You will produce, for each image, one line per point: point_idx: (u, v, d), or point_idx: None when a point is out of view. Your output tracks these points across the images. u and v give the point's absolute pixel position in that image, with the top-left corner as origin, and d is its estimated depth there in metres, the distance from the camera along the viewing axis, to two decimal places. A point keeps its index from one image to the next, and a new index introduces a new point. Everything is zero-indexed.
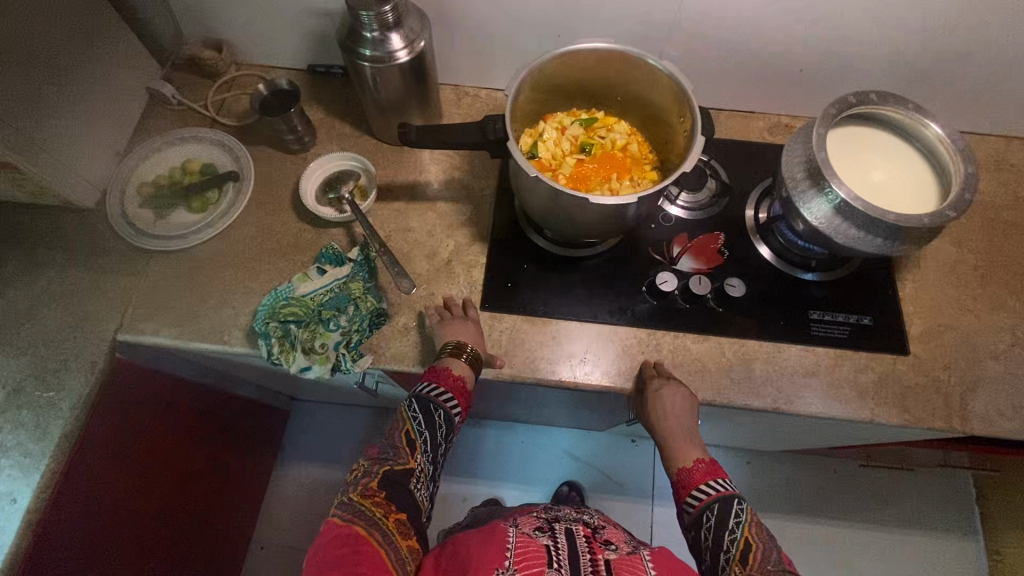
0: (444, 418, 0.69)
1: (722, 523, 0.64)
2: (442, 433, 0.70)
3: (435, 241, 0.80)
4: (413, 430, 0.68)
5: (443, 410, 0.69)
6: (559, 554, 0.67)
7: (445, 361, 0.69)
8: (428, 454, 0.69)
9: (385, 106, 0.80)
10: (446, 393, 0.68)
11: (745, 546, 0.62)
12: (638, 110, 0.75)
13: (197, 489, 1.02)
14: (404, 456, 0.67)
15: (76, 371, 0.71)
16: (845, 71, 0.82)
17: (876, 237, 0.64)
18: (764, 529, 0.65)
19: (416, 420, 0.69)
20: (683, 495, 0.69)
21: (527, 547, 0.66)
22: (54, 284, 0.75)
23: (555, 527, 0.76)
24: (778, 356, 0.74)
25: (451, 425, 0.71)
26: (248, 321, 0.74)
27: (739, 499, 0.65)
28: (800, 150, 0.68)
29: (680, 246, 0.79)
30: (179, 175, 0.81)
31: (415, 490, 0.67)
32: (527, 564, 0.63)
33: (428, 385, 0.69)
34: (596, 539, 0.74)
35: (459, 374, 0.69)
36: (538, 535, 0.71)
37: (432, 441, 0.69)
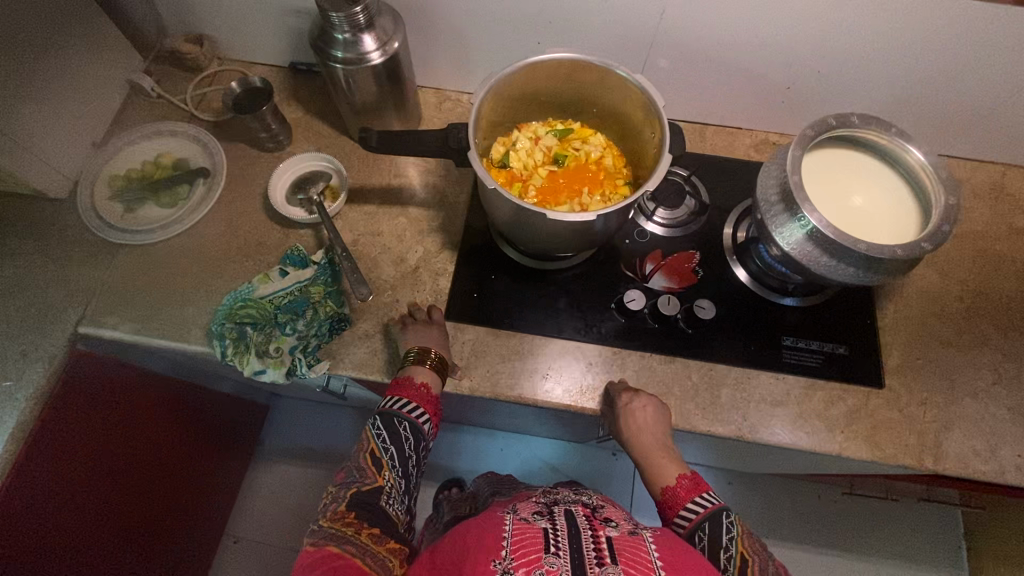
0: (411, 429, 0.68)
1: (716, 544, 0.61)
2: (409, 445, 0.68)
3: (404, 246, 0.79)
4: (380, 449, 0.67)
5: (410, 422, 0.67)
6: (559, 536, 0.57)
7: (408, 372, 0.67)
8: (398, 469, 0.67)
9: (360, 108, 0.79)
10: (410, 404, 0.67)
11: (742, 565, 0.60)
12: (614, 123, 0.73)
13: (163, 483, 1.02)
14: (371, 476, 0.66)
15: (36, 362, 0.71)
16: (835, 90, 0.79)
17: (848, 266, 0.61)
18: (756, 539, 0.64)
19: (380, 438, 0.67)
20: (671, 515, 0.65)
21: (524, 533, 0.57)
22: (21, 272, 0.75)
23: (554, 508, 0.65)
24: (747, 382, 0.71)
25: (421, 436, 0.69)
26: (209, 319, 0.73)
27: (727, 512, 0.63)
28: (776, 172, 0.65)
29: (653, 263, 0.77)
30: (151, 169, 0.81)
31: (387, 505, 0.65)
32: (523, 552, 0.54)
33: (392, 399, 0.68)
34: (598, 516, 0.63)
35: (423, 382, 0.67)
36: (536, 518, 0.61)
37: (400, 455, 0.67)
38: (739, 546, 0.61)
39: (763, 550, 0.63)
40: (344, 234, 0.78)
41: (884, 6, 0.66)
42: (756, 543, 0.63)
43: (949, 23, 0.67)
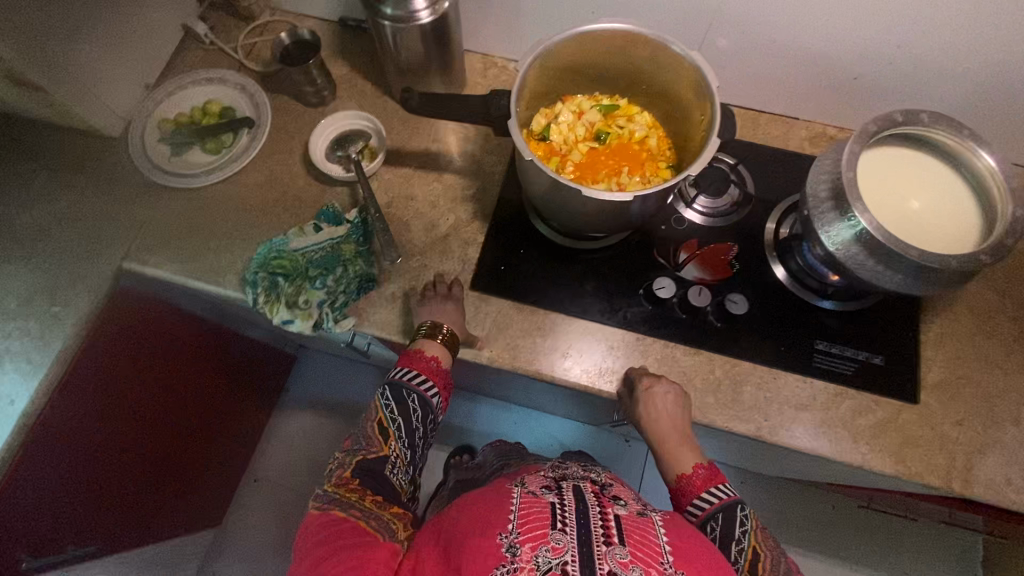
0: (419, 400, 0.69)
1: (728, 537, 0.61)
2: (417, 417, 0.69)
3: (436, 213, 0.79)
4: (387, 419, 0.68)
5: (417, 393, 0.69)
6: (567, 511, 0.55)
7: (418, 345, 0.68)
8: (404, 439, 0.68)
9: (405, 68, 0.78)
10: (418, 376, 0.68)
11: (752, 560, 0.60)
12: (662, 102, 0.70)
13: (193, 416, 1.07)
14: (377, 444, 0.68)
15: (83, 291, 0.75)
16: (906, 86, 0.74)
17: (896, 273, 0.58)
18: (770, 536, 0.63)
19: (388, 407, 0.69)
20: (683, 503, 0.65)
21: (532, 506, 0.55)
22: (75, 206, 0.79)
23: (562, 482, 0.63)
24: (771, 383, 0.69)
25: (428, 409, 0.70)
26: (244, 267, 0.76)
27: (743, 506, 0.62)
28: (830, 166, 0.62)
29: (687, 252, 0.74)
30: (199, 115, 0.82)
31: (391, 475, 0.67)
32: (530, 526, 0.53)
33: (403, 370, 0.70)
34: (606, 494, 0.62)
35: (433, 356, 0.68)
36: (543, 491, 0.59)
37: (407, 427, 0.69)
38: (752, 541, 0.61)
39: (776, 548, 0.62)
40: (379, 194, 0.79)
41: None
42: (770, 540, 0.62)
43: None
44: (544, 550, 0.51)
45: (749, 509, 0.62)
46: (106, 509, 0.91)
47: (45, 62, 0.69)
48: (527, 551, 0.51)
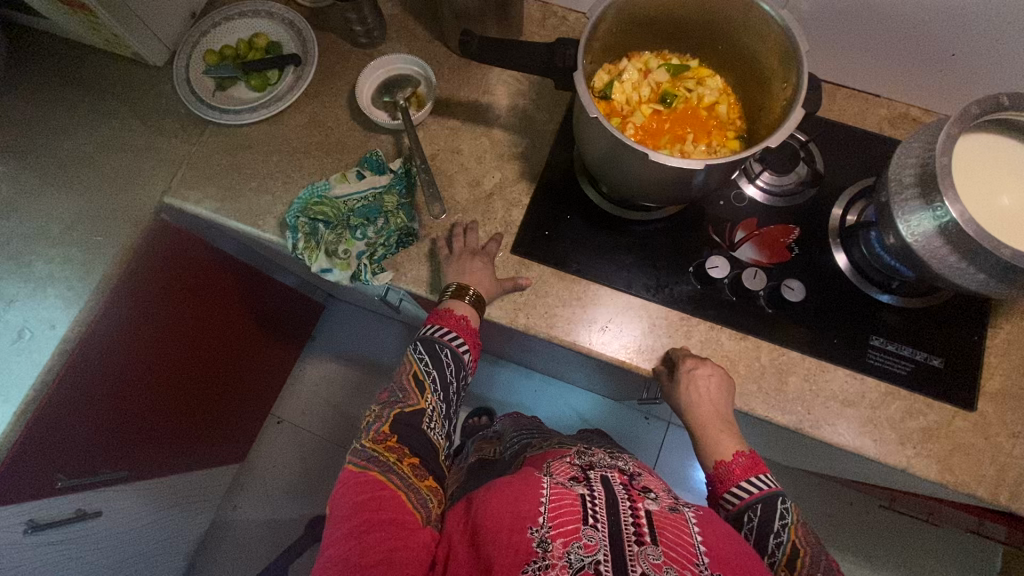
0: (451, 356, 0.68)
1: (765, 528, 0.59)
2: (452, 371, 0.68)
3: (482, 169, 0.75)
4: (422, 374, 0.67)
5: (451, 350, 0.68)
6: (596, 505, 0.55)
7: (448, 304, 0.67)
8: (439, 392, 0.68)
9: (461, 11, 0.74)
10: (451, 333, 0.67)
11: (790, 554, 0.58)
12: (738, 65, 0.65)
13: (222, 355, 1.08)
14: (414, 397, 0.66)
15: (123, 222, 0.74)
16: (1010, 67, 0.67)
17: (978, 271, 0.54)
18: (808, 530, 0.61)
19: (422, 362, 0.68)
20: (722, 490, 0.63)
21: (562, 498, 0.55)
22: (118, 135, 0.78)
23: (591, 472, 0.62)
24: (818, 375, 0.66)
25: (461, 362, 0.69)
26: (283, 211, 0.74)
27: (782, 499, 0.61)
28: (918, 150, 0.57)
29: (745, 232, 0.71)
30: (245, 49, 0.79)
31: (428, 430, 0.66)
32: (561, 521, 0.52)
33: (433, 326, 0.69)
34: (636, 486, 0.61)
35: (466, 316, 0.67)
36: (572, 483, 0.58)
37: (442, 379, 0.67)
38: (791, 535, 0.59)
39: (814, 544, 0.61)
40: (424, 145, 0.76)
41: None
42: (808, 535, 0.61)
43: None
44: (576, 546, 0.50)
45: (788, 502, 0.61)
46: (138, 434, 0.94)
47: None
48: (559, 546, 0.50)
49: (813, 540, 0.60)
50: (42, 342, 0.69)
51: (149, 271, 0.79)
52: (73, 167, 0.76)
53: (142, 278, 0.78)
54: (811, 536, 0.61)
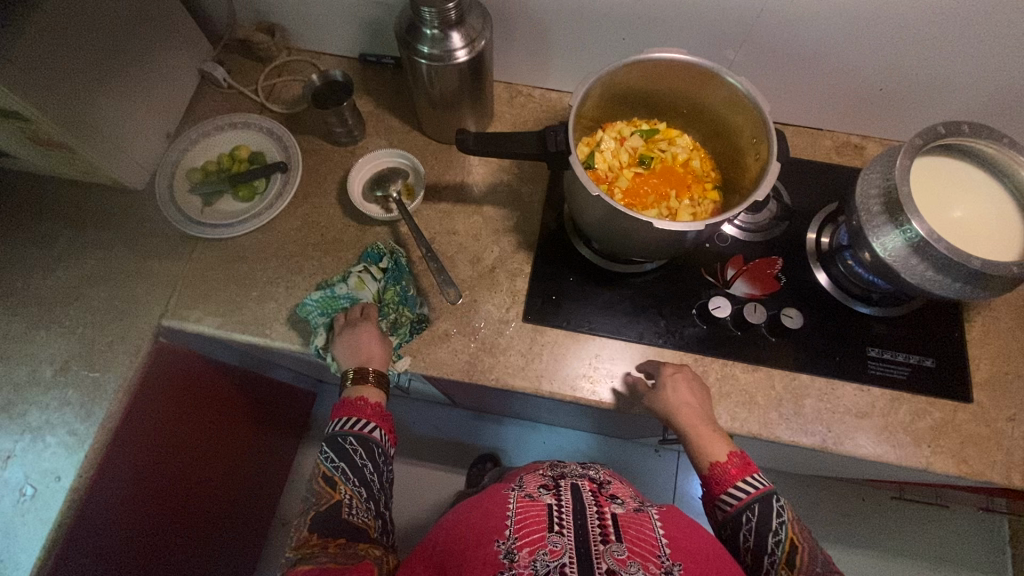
0: (357, 441, 0.66)
1: (765, 526, 0.60)
2: (361, 457, 0.65)
3: (481, 245, 0.78)
4: (330, 470, 0.64)
5: (354, 436, 0.66)
6: (563, 513, 0.60)
7: (355, 394, 0.68)
8: (353, 480, 0.64)
9: (437, 101, 0.77)
10: (355, 420, 0.67)
11: (790, 551, 0.59)
12: (704, 125, 0.71)
13: (226, 467, 1.03)
14: (326, 496, 0.63)
15: (120, 353, 0.72)
16: (929, 95, 0.76)
17: (953, 281, 0.60)
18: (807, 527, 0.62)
19: (327, 460, 0.65)
20: (717, 491, 0.62)
21: (528, 511, 0.59)
22: (103, 265, 0.76)
23: (561, 481, 0.68)
24: (831, 393, 0.70)
25: (369, 443, 0.66)
26: (290, 316, 0.74)
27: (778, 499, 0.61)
28: (879, 179, 0.63)
29: (735, 268, 0.76)
30: (228, 162, 0.79)
31: (350, 516, 0.62)
32: (527, 531, 0.57)
33: (341, 420, 0.67)
34: (603, 492, 0.67)
35: (374, 401, 0.69)
36: (541, 494, 0.64)
37: (352, 467, 0.64)
38: (789, 534, 0.60)
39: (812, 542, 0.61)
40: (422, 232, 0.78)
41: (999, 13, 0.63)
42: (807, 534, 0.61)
43: None
44: (542, 553, 0.54)
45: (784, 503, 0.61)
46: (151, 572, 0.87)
47: (71, 119, 0.67)
48: (525, 555, 0.54)
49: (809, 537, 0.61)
50: (48, 496, 0.67)
51: (149, 401, 0.76)
52: (59, 305, 0.73)
53: (143, 409, 0.75)
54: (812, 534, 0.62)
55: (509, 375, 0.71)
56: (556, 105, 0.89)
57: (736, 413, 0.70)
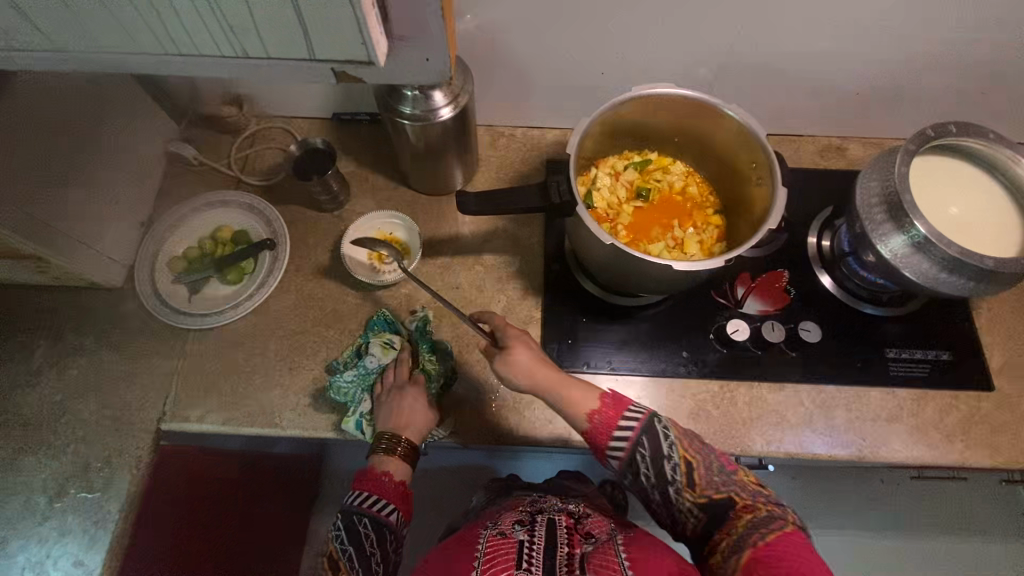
0: (371, 523, 0.61)
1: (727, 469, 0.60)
2: (371, 541, 0.60)
3: (486, 297, 0.76)
4: (337, 552, 0.60)
5: (369, 516, 0.61)
6: (535, 551, 0.59)
7: (381, 466, 0.64)
8: (356, 568, 0.58)
9: (422, 153, 0.75)
10: (374, 498, 0.62)
11: (713, 479, 0.58)
12: (696, 151, 0.71)
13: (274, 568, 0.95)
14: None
15: (120, 466, 0.67)
16: (905, 96, 0.77)
17: (964, 279, 0.59)
18: (753, 473, 0.59)
19: (337, 539, 0.60)
20: (603, 444, 0.59)
21: (498, 550, 0.60)
22: (89, 373, 0.71)
23: (538, 515, 0.67)
24: (857, 402, 0.70)
25: (382, 526, 0.61)
26: (300, 400, 0.70)
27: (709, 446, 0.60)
28: (878, 188, 0.64)
29: (744, 286, 0.74)
30: (211, 246, 0.75)
31: None
32: (494, 570, 0.57)
33: (356, 495, 0.62)
34: (580, 529, 0.65)
35: (398, 478, 0.64)
36: (514, 530, 0.64)
37: (359, 555, 0.59)
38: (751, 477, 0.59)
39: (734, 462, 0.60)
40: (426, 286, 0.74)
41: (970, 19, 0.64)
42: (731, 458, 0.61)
43: None
44: None
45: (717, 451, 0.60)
46: None
47: (37, 227, 0.62)
48: None
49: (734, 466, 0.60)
50: None
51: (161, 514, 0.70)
52: (46, 424, 0.68)
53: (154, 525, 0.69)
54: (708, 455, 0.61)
55: (536, 430, 0.69)
56: (540, 142, 0.88)
57: (769, 435, 0.69)
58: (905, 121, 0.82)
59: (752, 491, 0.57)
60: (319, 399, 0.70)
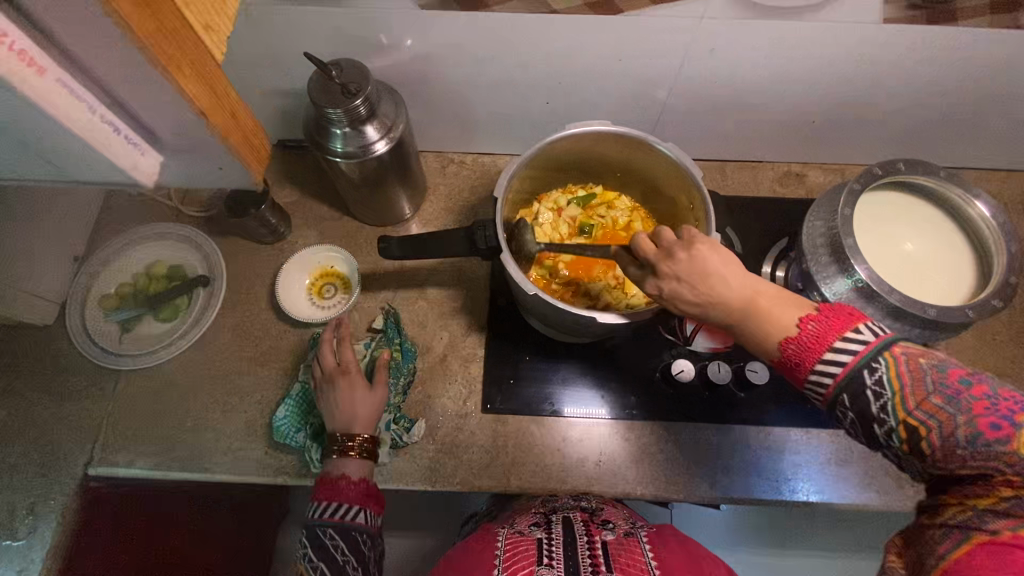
0: (338, 534, 0.55)
1: (864, 419, 0.40)
2: (342, 549, 0.54)
3: (428, 333, 0.74)
4: (306, 571, 0.53)
5: (334, 526, 0.55)
6: (553, 547, 0.55)
7: (337, 469, 0.58)
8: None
9: (360, 186, 0.72)
10: (340, 507, 0.56)
11: (912, 433, 0.38)
12: (640, 186, 0.69)
13: None
14: None
15: (46, 514, 0.65)
16: (862, 126, 0.75)
17: (913, 326, 0.57)
18: (896, 423, 0.38)
19: (305, 559, 0.54)
20: (802, 374, 0.42)
21: (517, 547, 0.55)
22: (15, 416, 0.68)
23: (553, 515, 0.63)
24: (805, 443, 0.69)
25: (353, 532, 0.55)
26: (232, 443, 0.68)
27: (841, 405, 0.41)
28: (823, 229, 0.61)
29: (694, 321, 0.71)
30: (144, 282, 0.73)
31: None
32: (515, 565, 0.53)
33: (321, 507, 0.56)
34: (595, 519, 0.62)
35: (358, 479, 0.58)
36: (531, 529, 0.60)
37: (333, 566, 0.53)
38: (893, 388, 0.39)
39: (866, 367, 0.39)
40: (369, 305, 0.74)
41: (920, 58, 0.61)
42: (859, 398, 0.40)
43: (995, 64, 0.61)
44: None
45: (842, 400, 0.40)
46: None
47: None
48: None
49: (866, 407, 0.40)
50: None
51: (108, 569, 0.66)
52: None
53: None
54: (810, 348, 0.41)
55: (475, 475, 0.67)
56: (491, 169, 0.86)
57: (714, 479, 0.67)
58: (866, 149, 0.79)
59: (989, 444, 0.36)
60: (253, 442, 0.68)
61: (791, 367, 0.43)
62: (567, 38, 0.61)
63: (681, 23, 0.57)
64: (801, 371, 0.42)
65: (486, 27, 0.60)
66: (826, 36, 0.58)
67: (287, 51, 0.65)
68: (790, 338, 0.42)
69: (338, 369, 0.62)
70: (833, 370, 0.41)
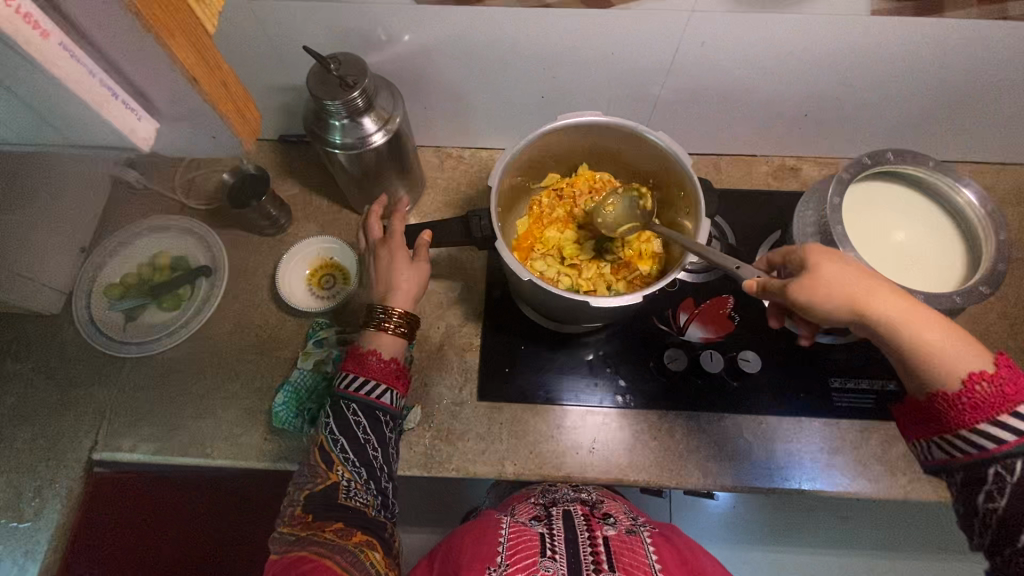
0: (360, 410, 0.55)
1: (982, 486, 0.43)
2: (362, 428, 0.54)
3: (425, 324, 0.75)
4: (329, 442, 0.54)
5: (358, 402, 0.55)
6: (556, 542, 0.56)
7: (369, 344, 0.58)
8: (352, 459, 0.54)
9: (361, 178, 0.73)
10: (371, 381, 0.56)
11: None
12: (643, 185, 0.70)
13: None
14: (324, 474, 0.53)
15: (51, 497, 0.67)
16: (855, 121, 0.75)
17: None
18: (1023, 501, 0.41)
19: (327, 429, 0.55)
20: (954, 422, 0.44)
21: (519, 537, 0.56)
22: (22, 402, 0.70)
23: (552, 510, 0.64)
24: (798, 437, 0.69)
25: (375, 411, 0.55)
26: (232, 431, 0.69)
27: (996, 464, 0.42)
28: (813, 217, 0.63)
29: (686, 313, 0.74)
30: (148, 273, 0.75)
31: (348, 499, 0.52)
32: (517, 557, 0.52)
33: (348, 377, 0.56)
34: (596, 513, 0.64)
35: (388, 356, 0.58)
36: (533, 522, 0.60)
37: (354, 445, 0.54)
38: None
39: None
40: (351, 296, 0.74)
41: (908, 52, 0.62)
42: (1005, 468, 0.41)
43: (984, 58, 0.62)
44: None
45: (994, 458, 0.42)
46: None
47: None
48: None
49: (996, 474, 0.41)
50: None
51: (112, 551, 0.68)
52: None
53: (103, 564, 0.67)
54: (982, 406, 0.43)
55: (470, 462, 0.68)
56: (488, 163, 0.88)
57: (708, 466, 0.68)
58: (859, 142, 0.80)
59: None
60: (252, 429, 0.69)
61: (957, 406, 0.44)
62: (562, 31, 0.62)
63: (673, 16, 0.58)
64: (969, 417, 0.43)
65: (482, 20, 0.60)
66: (815, 29, 0.59)
67: (287, 47, 0.66)
68: (980, 376, 0.43)
69: (385, 242, 0.63)
70: (1003, 437, 0.42)
